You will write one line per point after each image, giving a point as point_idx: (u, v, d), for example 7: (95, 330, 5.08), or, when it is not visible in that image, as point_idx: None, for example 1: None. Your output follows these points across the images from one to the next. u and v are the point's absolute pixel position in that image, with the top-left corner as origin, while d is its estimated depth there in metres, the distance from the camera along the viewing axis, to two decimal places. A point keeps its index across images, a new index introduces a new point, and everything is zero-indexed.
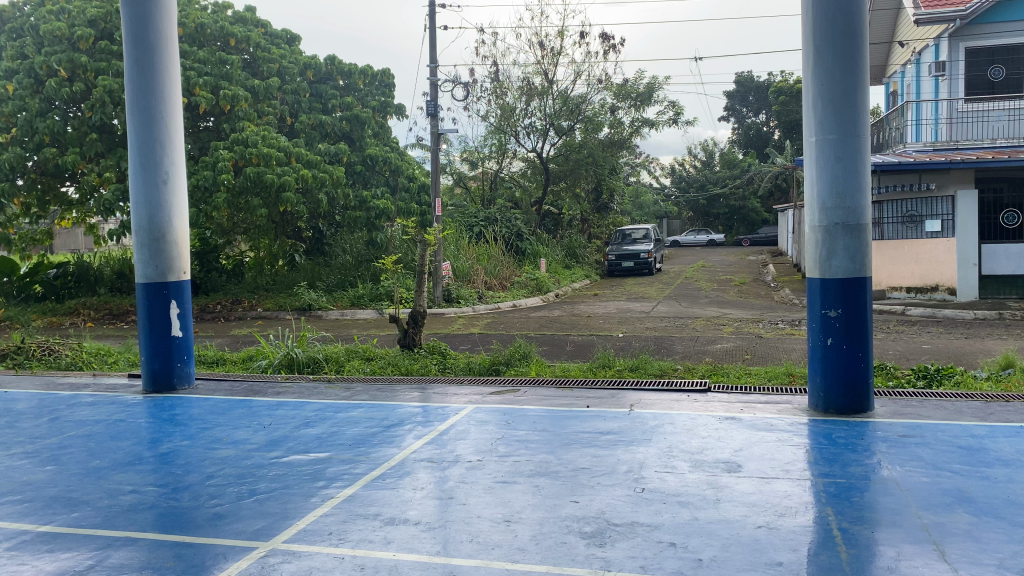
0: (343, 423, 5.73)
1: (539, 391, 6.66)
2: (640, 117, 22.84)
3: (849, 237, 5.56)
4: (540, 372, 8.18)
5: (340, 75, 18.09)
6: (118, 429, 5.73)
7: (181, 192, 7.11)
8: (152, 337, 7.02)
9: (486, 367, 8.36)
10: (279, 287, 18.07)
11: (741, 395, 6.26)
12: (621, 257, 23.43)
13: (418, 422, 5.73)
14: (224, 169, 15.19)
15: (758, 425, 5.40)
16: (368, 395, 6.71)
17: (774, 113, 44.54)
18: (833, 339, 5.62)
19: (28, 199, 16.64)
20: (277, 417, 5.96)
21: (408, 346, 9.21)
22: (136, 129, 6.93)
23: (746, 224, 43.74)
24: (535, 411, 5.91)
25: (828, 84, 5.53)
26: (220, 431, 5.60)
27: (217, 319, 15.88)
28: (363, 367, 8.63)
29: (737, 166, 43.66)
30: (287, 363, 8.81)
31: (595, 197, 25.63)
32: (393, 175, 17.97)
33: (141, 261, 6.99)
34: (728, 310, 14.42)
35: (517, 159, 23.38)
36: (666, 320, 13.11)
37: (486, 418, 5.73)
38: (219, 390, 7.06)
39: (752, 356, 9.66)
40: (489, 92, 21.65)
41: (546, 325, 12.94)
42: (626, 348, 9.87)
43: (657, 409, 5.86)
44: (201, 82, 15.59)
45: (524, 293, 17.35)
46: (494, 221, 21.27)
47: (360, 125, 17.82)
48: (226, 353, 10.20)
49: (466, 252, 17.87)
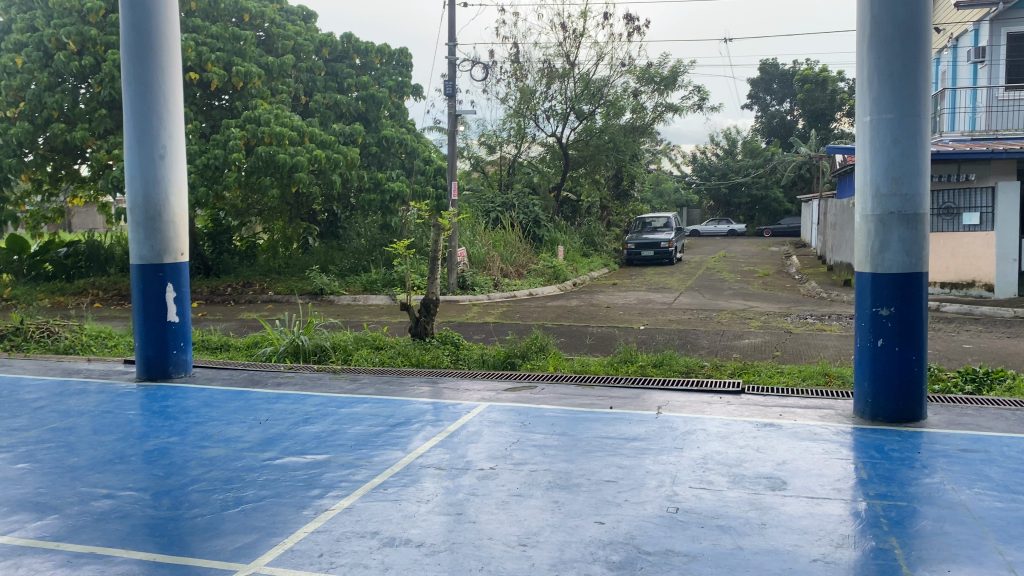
0: (346, 420, 5.28)
1: (558, 388, 6.19)
2: (664, 102, 22.25)
3: (905, 228, 5.03)
4: (557, 367, 7.72)
5: (357, 54, 17.62)
6: (104, 422, 5.31)
7: (179, 168, 6.66)
8: (146, 321, 6.60)
9: (500, 359, 7.88)
10: (292, 270, 17.69)
11: (778, 398, 5.76)
12: (641, 246, 22.87)
13: (427, 421, 5.26)
14: (235, 148, 14.75)
15: (800, 434, 4.90)
16: (375, 388, 6.27)
17: (799, 102, 43.67)
18: (884, 340, 5.10)
19: (39, 176, 16.30)
20: (274, 412, 5.52)
21: (419, 335, 8.77)
22: (132, 100, 6.47)
23: (767, 214, 42.94)
24: (554, 411, 5.44)
25: (886, 57, 4.99)
26: (212, 427, 5.17)
27: (226, 301, 15.50)
28: (371, 357, 8.19)
29: (760, 155, 42.89)
30: (292, 351, 8.40)
31: (615, 183, 25.06)
32: (408, 158, 17.51)
33: (136, 240, 6.55)
34: (754, 303, 13.86)
35: (536, 143, 22.88)
36: (691, 312, 12.58)
37: (501, 418, 5.26)
38: (217, 379, 6.64)
39: (782, 353, 9.19)
40: (509, 74, 21.04)
41: (564, 315, 12.46)
42: (650, 342, 9.40)
43: (686, 412, 5.38)
44: (213, 58, 15.10)
45: (541, 281, 16.85)
46: (511, 207, 20.77)
47: (376, 106, 17.36)
48: (231, 338, 9.80)
49: (483, 238, 17.39)
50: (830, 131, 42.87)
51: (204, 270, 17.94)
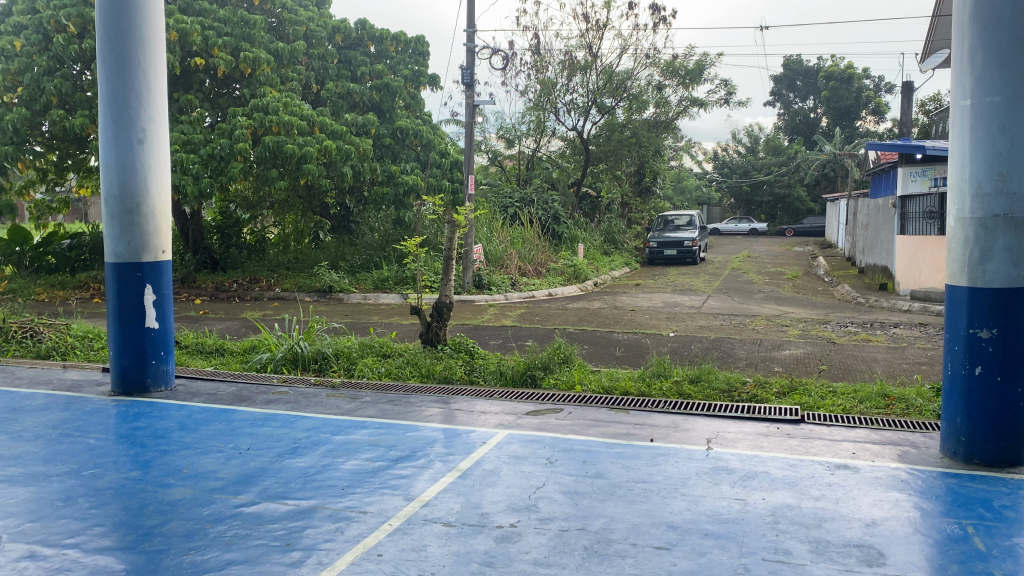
0: (340, 452, 4.49)
1: (587, 412, 5.38)
2: (690, 96, 21.34)
3: (1013, 234, 4.18)
4: (583, 381, 6.92)
5: (371, 41, 16.85)
6: (60, 449, 4.55)
7: (161, 154, 5.90)
8: (122, 328, 5.82)
9: (520, 372, 7.10)
10: (301, 264, 16.94)
11: (846, 432, 4.93)
12: (663, 245, 22.00)
13: (436, 454, 4.46)
14: (241, 137, 13.99)
15: (884, 480, 4.08)
16: (378, 408, 5.50)
17: (824, 98, 42.65)
18: (984, 368, 4.24)
19: (44, 165, 15.70)
20: (258, 439, 4.75)
21: (430, 343, 8.01)
22: (109, 75, 5.70)
23: (790, 213, 41.87)
24: (585, 444, 4.64)
25: (991, 29, 4.16)
26: (182, 458, 4.40)
27: (231, 298, 14.81)
28: (377, 367, 7.45)
29: (783, 153, 41.82)
30: (292, 358, 7.69)
31: (637, 179, 24.16)
32: (423, 150, 16.79)
33: (111, 235, 5.78)
34: (789, 308, 12.99)
35: (556, 137, 22.12)
36: (722, 318, 11.74)
37: (523, 452, 4.46)
38: (201, 394, 5.88)
39: (830, 368, 8.38)
40: (529, 66, 20.19)
41: (587, 318, 11.68)
42: (682, 353, 8.59)
43: (741, 449, 4.57)
44: (219, 43, 14.33)
45: (560, 280, 16.04)
46: (530, 203, 19.94)
47: (391, 96, 16.59)
48: (227, 341, 9.07)
49: (500, 235, 16.61)
50: (855, 129, 41.85)
51: (211, 264, 17.22)
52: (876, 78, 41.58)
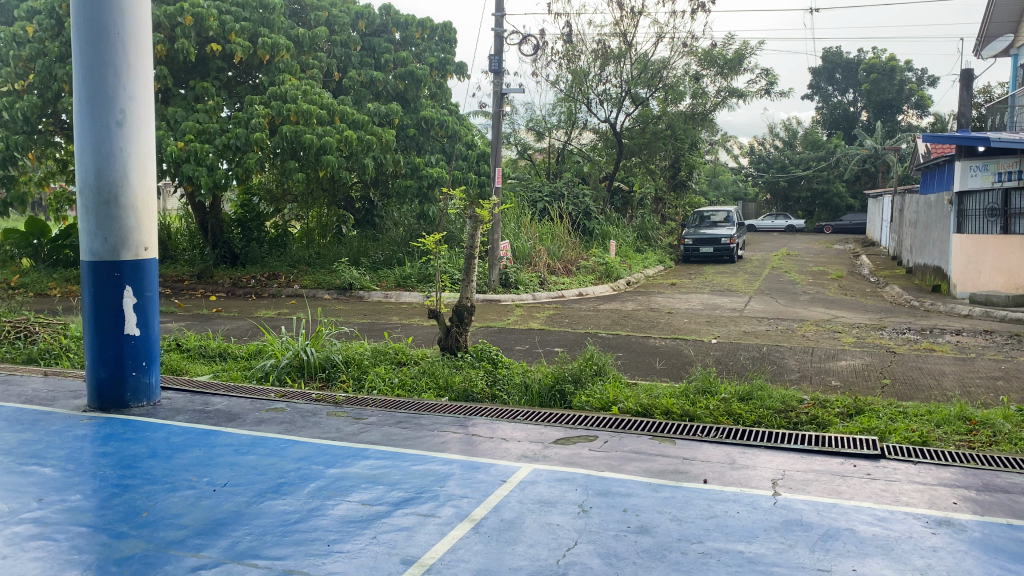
0: (332, 490, 3.77)
1: (625, 440, 4.61)
2: (728, 87, 20.43)
3: None
4: (618, 396, 6.17)
5: (396, 28, 16.12)
6: (7, 481, 3.89)
7: (143, 140, 5.21)
8: (97, 335, 5.14)
9: (547, 387, 6.37)
10: (322, 260, 16.31)
11: (935, 474, 4.12)
12: (699, 242, 21.11)
13: (446, 495, 3.72)
14: (258, 126, 13.36)
15: (1004, 545, 3.26)
16: (383, 431, 4.77)
17: (863, 92, 41.33)
18: None
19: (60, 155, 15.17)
20: (239, 471, 4.04)
21: (450, 350, 7.31)
22: (84, 48, 5.02)
23: (828, 210, 40.58)
24: (626, 484, 3.88)
25: None
26: (144, 498, 3.71)
27: (248, 295, 14.22)
28: (390, 378, 6.75)
29: (821, 148, 40.55)
30: (297, 366, 7.00)
31: (671, 174, 23.23)
32: (449, 142, 16.09)
33: (85, 229, 5.10)
34: (838, 311, 12.11)
35: (587, 130, 21.33)
36: (767, 322, 10.90)
37: (551, 496, 3.70)
38: (187, 411, 5.20)
39: (892, 384, 7.51)
40: (560, 55, 19.37)
41: (620, 321, 10.88)
42: (728, 365, 7.81)
43: (814, 495, 3.77)
44: (237, 28, 13.71)
45: (592, 279, 15.25)
46: (560, 197, 19.19)
47: (417, 85, 15.87)
48: (231, 343, 8.42)
49: (529, 230, 15.86)
50: (896, 123, 40.46)
51: (230, 259, 16.71)
52: (919, 70, 40.25)
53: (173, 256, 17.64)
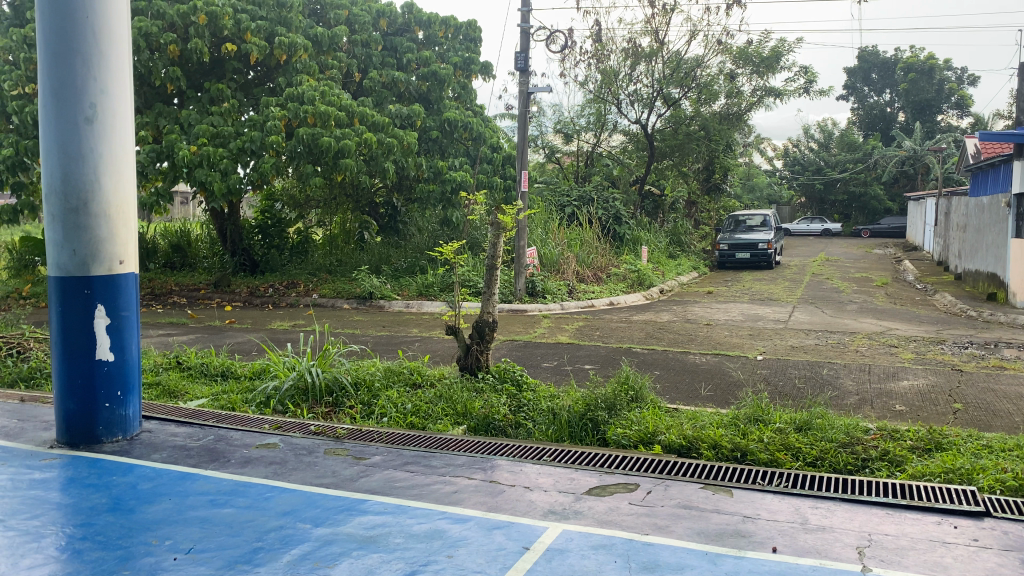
0: (317, 561, 3.08)
1: (673, 491, 3.88)
2: (765, 85, 19.53)
3: None
4: (658, 426, 5.44)
5: (418, 26, 15.49)
6: None
7: (118, 138, 4.59)
8: (65, 362, 4.52)
9: (577, 416, 5.67)
10: (343, 268, 15.71)
11: None
12: (735, 248, 20.25)
13: (455, 568, 3.02)
14: (274, 129, 12.78)
15: None
16: (385, 476, 4.07)
17: (901, 92, 40.09)
18: None
19: None
20: (210, 533, 3.37)
21: (469, 370, 6.65)
22: (48, 33, 4.40)
23: (865, 213, 39.33)
24: (678, 554, 3.14)
25: None
26: (90, 570, 3.04)
27: (264, 305, 13.67)
28: (402, 403, 6.09)
29: (858, 150, 39.35)
30: (302, 388, 6.35)
31: (704, 177, 22.34)
32: (473, 144, 15.49)
33: (52, 241, 4.49)
34: (890, 323, 11.25)
35: (617, 131, 20.62)
36: (815, 336, 10.09)
37: (584, 571, 2.99)
38: (165, 448, 4.55)
39: (966, 410, 6.67)
40: (589, 55, 18.64)
41: (655, 334, 10.12)
42: (778, 389, 7.04)
43: (914, 571, 3.01)
44: (253, 28, 13.18)
45: (623, 287, 14.49)
46: (589, 202, 18.43)
47: (439, 85, 15.24)
48: (235, 361, 7.81)
49: (556, 236, 15.18)
50: (935, 124, 39.23)
51: (249, 266, 16.16)
52: (960, 68, 38.98)
53: (193, 264, 17.21)
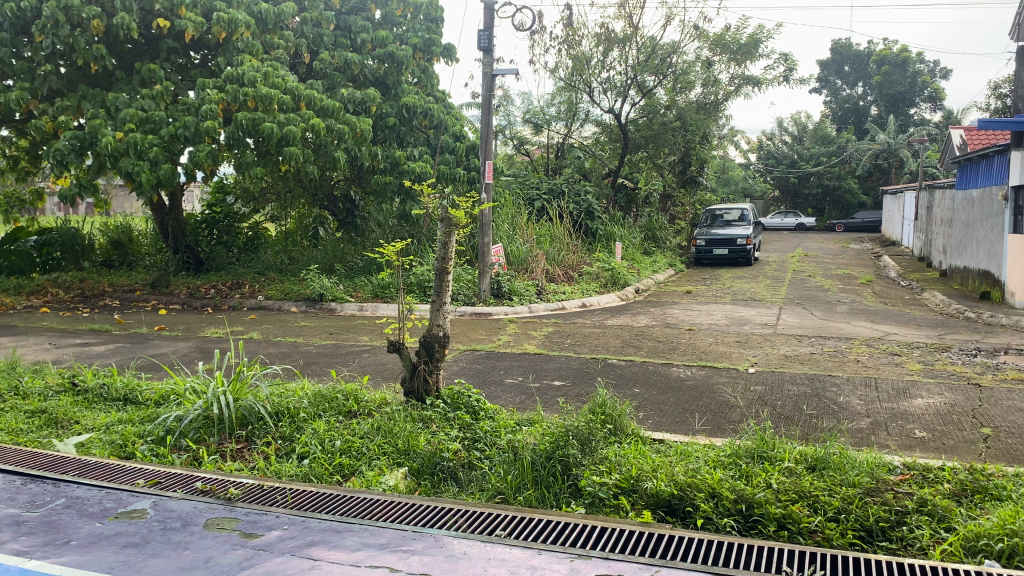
0: None
1: None
2: (742, 74, 18.60)
3: None
4: (643, 468, 4.38)
5: (375, 5, 14.28)
6: None
7: None
8: None
9: (543, 454, 4.60)
10: (294, 266, 14.52)
11: None
12: (712, 243, 19.34)
13: None
14: (210, 113, 11.53)
15: None
16: (275, 568, 2.95)
17: (874, 85, 39.65)
18: None
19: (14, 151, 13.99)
20: None
21: (416, 395, 5.55)
22: None
23: (839, 207, 38.78)
24: None
25: None
26: None
27: (204, 308, 12.45)
28: (331, 439, 4.97)
29: (832, 143, 38.78)
30: (211, 420, 5.19)
31: (680, 169, 21.39)
32: (434, 133, 14.35)
33: None
34: (887, 327, 10.32)
35: (590, 121, 19.64)
36: (809, 343, 9.12)
37: None
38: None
39: (999, 437, 5.66)
40: (559, 41, 17.57)
41: (633, 342, 9.09)
42: (781, 413, 6.03)
43: None
44: (188, 2, 11.90)
45: (596, 287, 13.44)
46: (559, 195, 17.32)
47: (398, 69, 14.06)
48: (145, 381, 6.63)
49: (524, 232, 14.08)
50: (909, 117, 38.75)
51: (194, 264, 14.83)
52: (933, 62, 38.64)
53: (133, 262, 15.90)
